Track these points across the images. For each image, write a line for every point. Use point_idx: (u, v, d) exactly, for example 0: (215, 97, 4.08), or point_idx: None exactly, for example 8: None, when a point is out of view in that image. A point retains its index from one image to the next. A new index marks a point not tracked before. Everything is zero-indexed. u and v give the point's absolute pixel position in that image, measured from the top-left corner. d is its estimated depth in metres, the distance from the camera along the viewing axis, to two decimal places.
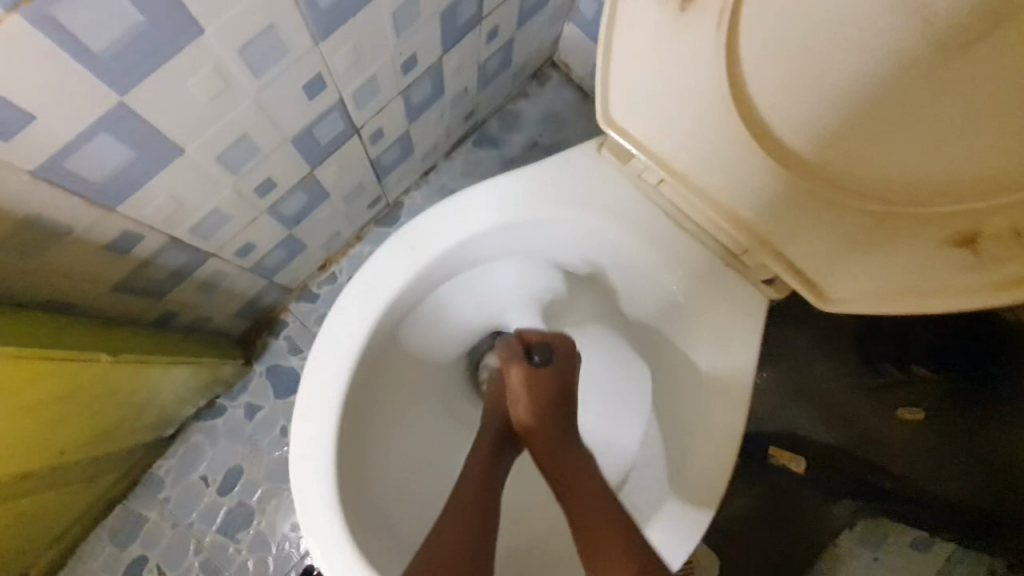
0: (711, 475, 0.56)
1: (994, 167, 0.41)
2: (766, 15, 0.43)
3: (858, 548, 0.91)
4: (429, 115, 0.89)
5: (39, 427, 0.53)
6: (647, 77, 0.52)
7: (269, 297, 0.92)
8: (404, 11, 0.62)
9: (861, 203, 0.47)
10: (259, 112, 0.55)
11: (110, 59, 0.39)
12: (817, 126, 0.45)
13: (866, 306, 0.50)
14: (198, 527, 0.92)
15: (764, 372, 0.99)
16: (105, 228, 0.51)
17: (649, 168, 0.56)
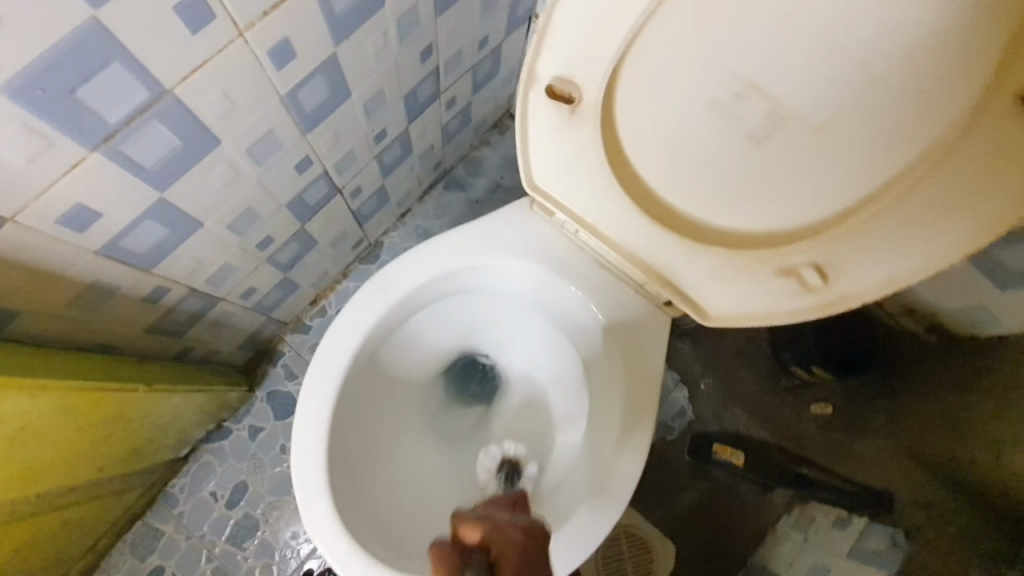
0: (628, 461, 0.71)
1: (796, 219, 0.56)
2: (633, 114, 0.58)
3: (793, 530, 1.05)
4: (400, 171, 1.05)
5: (90, 444, 0.67)
6: (555, 157, 0.65)
7: (267, 330, 1.06)
8: (372, 102, 0.78)
9: (715, 246, 0.62)
10: (260, 190, 0.70)
11: (155, 169, 0.54)
12: (678, 190, 0.61)
13: (733, 320, 0.66)
14: (210, 537, 1.04)
15: (705, 381, 1.14)
16: (143, 286, 0.66)
17: (567, 222, 0.71)
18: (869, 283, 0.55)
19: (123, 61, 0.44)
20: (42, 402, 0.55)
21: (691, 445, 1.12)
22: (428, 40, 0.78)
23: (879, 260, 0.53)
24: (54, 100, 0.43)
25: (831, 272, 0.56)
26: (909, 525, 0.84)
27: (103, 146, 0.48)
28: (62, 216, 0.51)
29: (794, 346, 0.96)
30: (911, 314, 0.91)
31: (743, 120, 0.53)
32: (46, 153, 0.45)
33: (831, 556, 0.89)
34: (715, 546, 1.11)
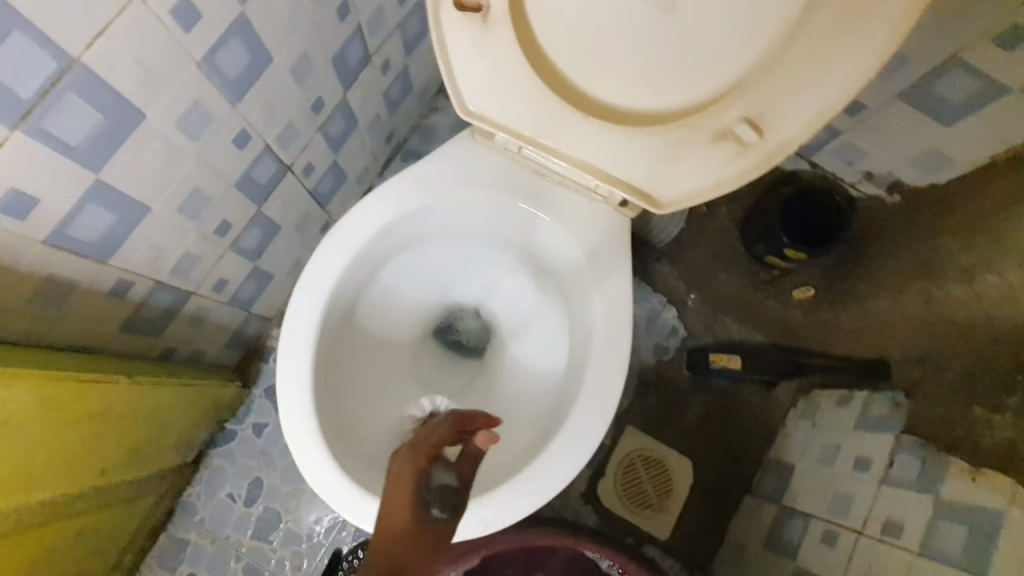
0: (609, 362, 0.72)
1: (717, 80, 0.57)
2: (542, 8, 0.59)
3: (800, 421, 1.07)
4: (350, 144, 1.05)
5: (85, 441, 0.69)
6: (479, 72, 0.65)
7: (252, 327, 1.07)
8: (300, 67, 0.78)
9: (648, 128, 0.63)
10: (203, 168, 0.71)
11: (83, 147, 0.55)
12: (601, 79, 0.62)
13: (684, 202, 0.66)
14: (234, 537, 1.05)
15: (693, 296, 1.16)
16: (104, 277, 0.67)
17: (509, 142, 0.71)
18: (803, 124, 0.55)
19: (20, 29, 0.45)
20: (20, 391, 0.56)
21: (689, 360, 1.14)
22: None
23: (804, 97, 0.53)
24: None
25: (762, 124, 0.56)
26: (908, 384, 0.87)
27: (23, 124, 0.49)
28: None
29: (764, 238, 0.97)
30: (870, 178, 0.90)
31: None
32: None
33: (841, 432, 0.95)
34: (728, 453, 1.13)
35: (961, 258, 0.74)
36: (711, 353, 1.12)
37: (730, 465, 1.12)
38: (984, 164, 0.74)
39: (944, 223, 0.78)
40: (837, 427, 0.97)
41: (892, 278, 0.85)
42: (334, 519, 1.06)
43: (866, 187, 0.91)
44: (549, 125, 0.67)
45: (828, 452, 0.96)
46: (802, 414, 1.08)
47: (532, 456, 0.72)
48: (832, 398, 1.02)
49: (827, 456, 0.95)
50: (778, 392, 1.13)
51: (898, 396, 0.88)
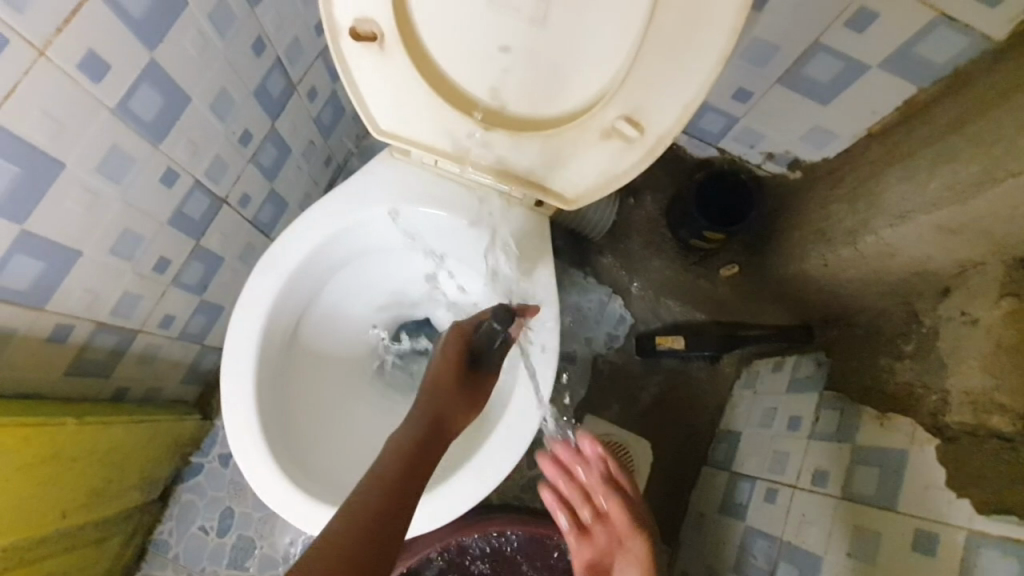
0: (541, 349, 0.77)
1: (594, 83, 0.63)
2: (431, 33, 0.64)
3: (744, 390, 1.12)
4: (286, 172, 1.08)
5: (37, 484, 0.70)
6: (385, 95, 0.69)
7: (208, 359, 1.09)
8: (219, 103, 0.81)
9: (543, 132, 0.68)
10: (132, 209, 0.74)
11: (4, 201, 0.58)
12: (494, 92, 0.67)
13: (589, 197, 0.72)
14: (211, 568, 1.06)
15: (635, 283, 1.21)
16: (42, 325, 0.69)
17: (424, 156, 0.76)
18: (673, 116, 0.61)
19: None
20: None
21: (638, 345, 1.19)
22: (254, 32, 0.82)
23: (669, 93, 0.59)
24: None
25: (640, 119, 0.62)
26: (827, 344, 0.95)
27: None
28: None
29: (685, 223, 1.03)
30: (772, 158, 0.96)
31: (519, 10, 0.59)
32: None
33: (777, 396, 1.01)
34: (682, 429, 1.18)
35: (846, 222, 0.82)
36: (658, 335, 1.17)
37: (685, 440, 1.18)
38: (866, 134, 0.83)
39: (836, 192, 0.86)
40: (773, 390, 1.03)
41: (797, 247, 0.92)
42: (308, 538, 1.08)
43: (770, 166, 0.97)
44: (456, 137, 0.72)
45: (768, 415, 1.01)
46: (745, 383, 1.14)
47: (477, 449, 0.76)
48: (769, 365, 1.08)
49: (767, 419, 1.01)
50: (723, 366, 1.19)
51: (820, 357, 0.95)
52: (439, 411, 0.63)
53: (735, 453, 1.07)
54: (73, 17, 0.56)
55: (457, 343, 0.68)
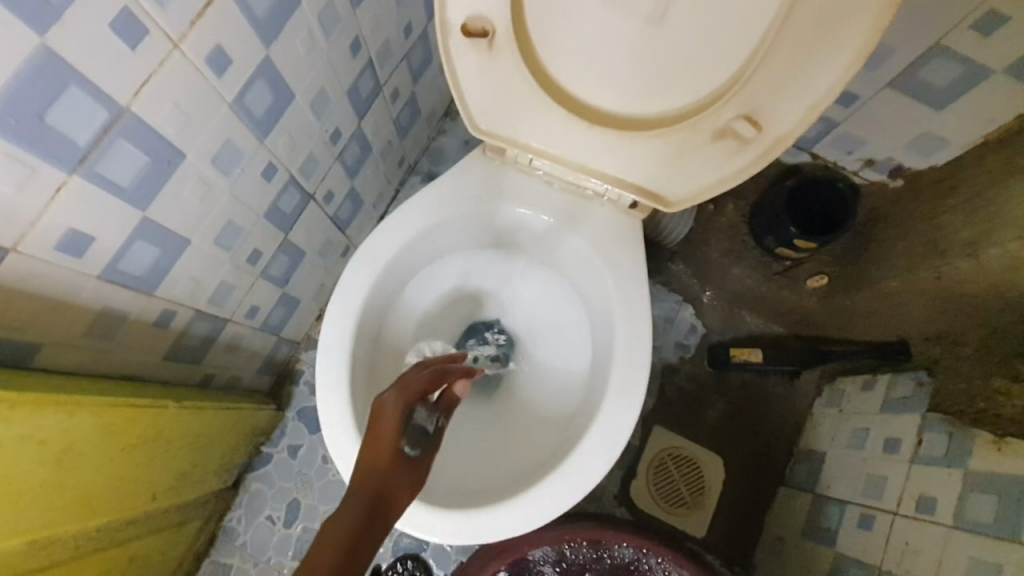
0: (632, 353, 0.75)
1: (711, 82, 0.61)
2: (543, 32, 0.63)
3: (828, 408, 1.07)
4: (365, 171, 1.10)
5: (142, 465, 0.72)
6: (489, 93, 0.69)
7: (282, 352, 1.11)
8: (318, 101, 0.83)
9: (649, 133, 0.66)
10: (235, 201, 0.76)
11: (132, 186, 0.58)
12: (602, 90, 0.66)
13: (692, 201, 0.71)
14: (277, 559, 1.08)
15: (708, 293, 1.18)
16: (151, 310, 0.70)
17: (519, 155, 0.76)
18: (796, 117, 0.58)
19: (76, 82, 0.48)
20: (84, 419, 0.59)
21: (710, 355, 1.16)
22: (353, 32, 0.83)
23: (794, 93, 0.57)
24: (27, 125, 0.46)
25: (760, 120, 0.60)
26: (930, 361, 0.88)
27: (79, 168, 0.52)
28: (60, 242, 0.54)
29: (771, 230, 0.99)
30: (871, 165, 0.92)
31: (638, 6, 0.57)
32: (32, 179, 0.49)
33: (869, 417, 0.95)
34: (756, 445, 1.13)
35: (964, 233, 0.77)
36: (732, 348, 1.14)
37: (760, 456, 1.13)
38: (981, 141, 0.77)
39: (948, 201, 0.81)
40: (864, 411, 0.97)
41: (903, 259, 0.88)
42: None
43: (868, 174, 0.93)
44: (556, 136, 0.71)
45: (858, 436, 0.96)
46: (828, 400, 1.09)
47: (563, 456, 0.75)
48: (858, 382, 1.03)
49: (857, 440, 0.96)
50: (803, 382, 1.14)
51: (921, 376, 0.89)
52: (381, 483, 0.48)
53: (818, 475, 1.02)
54: (206, 10, 0.57)
55: (403, 394, 0.56)
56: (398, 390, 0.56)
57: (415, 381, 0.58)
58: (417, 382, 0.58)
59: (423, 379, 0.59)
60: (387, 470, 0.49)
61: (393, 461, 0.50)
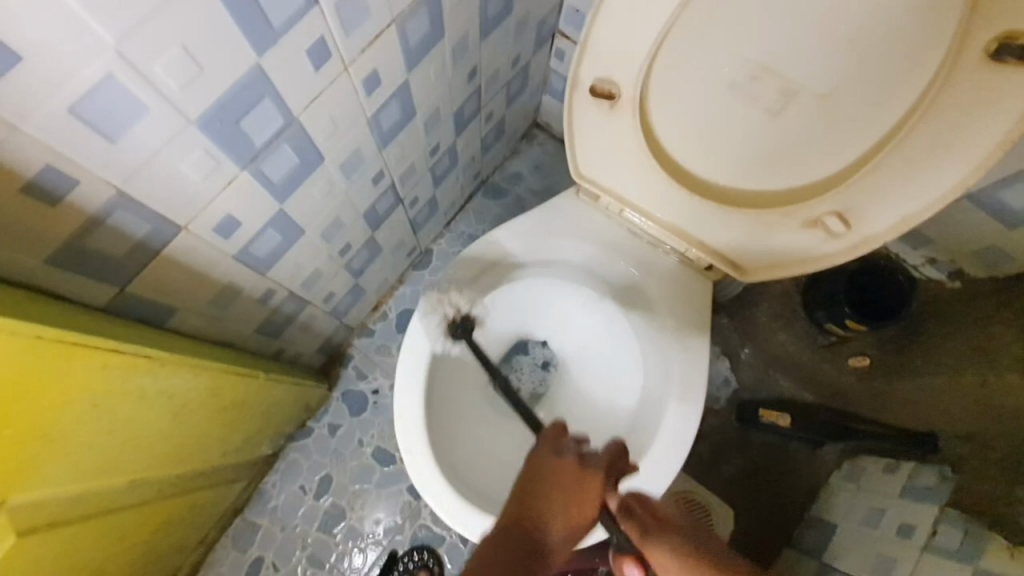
0: (685, 403, 0.81)
1: (811, 177, 0.67)
2: (664, 104, 0.69)
3: (845, 482, 1.11)
4: (448, 182, 1.15)
5: (225, 424, 0.78)
6: (601, 145, 0.76)
7: (338, 335, 1.18)
8: (430, 119, 0.89)
9: (742, 208, 0.73)
10: (346, 201, 0.82)
11: (280, 182, 0.64)
12: (707, 162, 0.72)
13: (768, 275, 0.77)
14: (303, 527, 1.14)
15: (746, 350, 1.27)
16: (259, 288, 0.77)
17: (612, 203, 0.83)
18: (888, 224, 0.64)
19: (270, 95, 0.54)
20: (202, 380, 0.65)
21: (738, 412, 1.23)
22: (475, 62, 0.88)
23: (889, 205, 0.62)
24: (225, 127, 0.52)
25: (851, 219, 0.66)
26: (955, 458, 0.90)
27: (249, 165, 0.58)
28: (216, 225, 0.60)
29: (826, 306, 1.06)
30: (933, 263, 1.00)
31: (761, 97, 0.63)
32: (215, 172, 0.55)
33: (886, 498, 0.98)
34: (771, 506, 1.19)
35: (1017, 349, 0.82)
36: (762, 408, 1.20)
37: (771, 513, 1.19)
38: None
39: (1004, 313, 0.86)
40: (883, 492, 1.00)
41: (952, 358, 0.93)
42: (392, 521, 1.15)
43: (929, 272, 1.01)
44: (653, 194, 0.78)
45: (872, 516, 0.98)
46: (846, 475, 1.12)
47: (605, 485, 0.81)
48: (884, 464, 1.04)
49: (870, 519, 0.98)
50: (824, 453, 1.19)
51: (945, 471, 0.91)
52: (544, 502, 0.52)
53: (826, 544, 1.04)
54: (375, 41, 0.63)
55: (569, 462, 0.56)
56: (560, 452, 0.58)
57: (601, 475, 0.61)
58: (596, 483, 0.56)
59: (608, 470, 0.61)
60: (560, 494, 0.54)
61: (567, 482, 0.55)
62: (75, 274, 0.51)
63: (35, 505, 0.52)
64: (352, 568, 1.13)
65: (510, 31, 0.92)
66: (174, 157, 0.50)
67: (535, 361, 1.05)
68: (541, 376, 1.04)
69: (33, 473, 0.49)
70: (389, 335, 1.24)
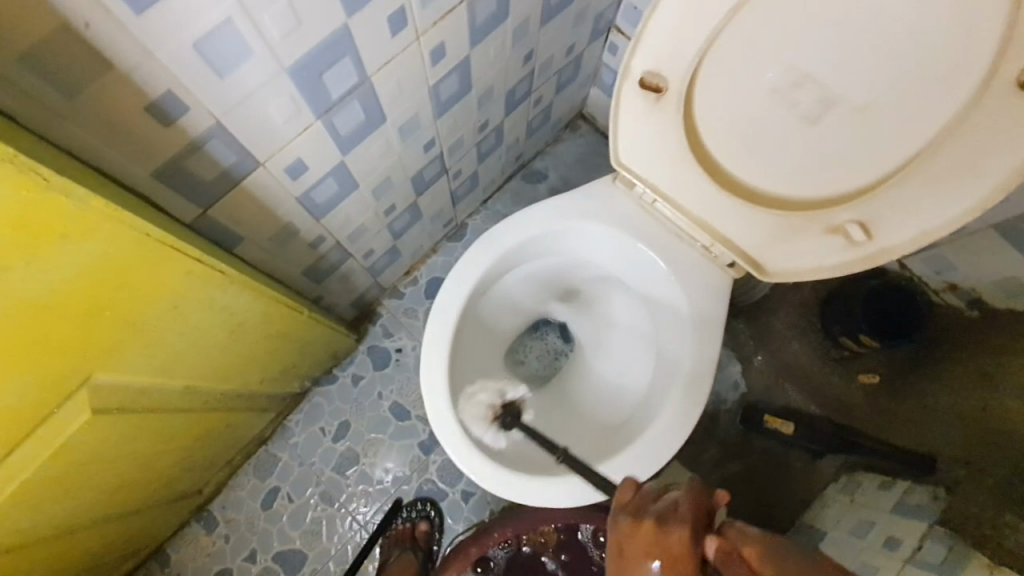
0: (693, 388, 0.85)
1: (838, 187, 0.70)
2: (707, 103, 0.73)
3: (840, 494, 1.12)
4: (491, 160, 1.21)
5: (268, 352, 0.86)
6: (643, 136, 0.80)
7: (371, 293, 1.25)
8: (484, 96, 0.94)
9: (769, 208, 0.77)
10: (398, 162, 0.88)
11: (347, 135, 0.71)
12: (741, 163, 0.76)
13: (787, 276, 0.81)
14: (318, 466, 1.22)
15: (759, 356, 1.28)
16: (312, 233, 0.84)
17: (646, 193, 0.87)
18: (908, 236, 0.67)
19: (351, 55, 0.60)
20: (258, 304, 0.72)
21: (743, 415, 1.25)
22: (533, 46, 0.93)
23: (909, 218, 0.66)
24: (309, 78, 0.58)
25: (872, 229, 0.69)
26: (950, 482, 0.91)
27: (324, 115, 0.64)
28: (287, 166, 0.67)
29: (843, 320, 1.09)
30: (953, 290, 1.01)
31: (800, 104, 0.67)
32: (296, 117, 0.61)
33: (879, 512, 0.99)
34: (759, 510, 1.22)
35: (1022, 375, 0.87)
36: (767, 413, 1.21)
37: (764, 514, 1.22)
38: None
39: (1011, 342, 0.91)
40: (875, 506, 1.01)
41: (955, 381, 0.98)
42: (400, 471, 1.22)
43: (949, 299, 1.02)
44: (685, 188, 0.82)
45: (861, 527, 0.99)
46: (841, 488, 1.14)
47: (608, 454, 0.86)
48: (880, 480, 1.06)
49: (857, 530, 0.99)
50: (823, 463, 1.22)
51: (938, 491, 0.91)
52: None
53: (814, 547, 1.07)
54: (447, 14, 0.68)
55: (643, 533, 0.45)
56: (640, 514, 0.47)
57: (687, 565, 0.41)
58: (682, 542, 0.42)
59: (683, 511, 0.44)
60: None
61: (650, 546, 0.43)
62: (171, 192, 0.58)
63: (111, 387, 0.60)
64: (359, 509, 1.20)
65: (568, 20, 0.96)
66: (265, 100, 0.56)
67: (549, 346, 1.10)
68: (551, 361, 1.09)
69: (117, 356, 0.57)
70: (418, 300, 1.31)
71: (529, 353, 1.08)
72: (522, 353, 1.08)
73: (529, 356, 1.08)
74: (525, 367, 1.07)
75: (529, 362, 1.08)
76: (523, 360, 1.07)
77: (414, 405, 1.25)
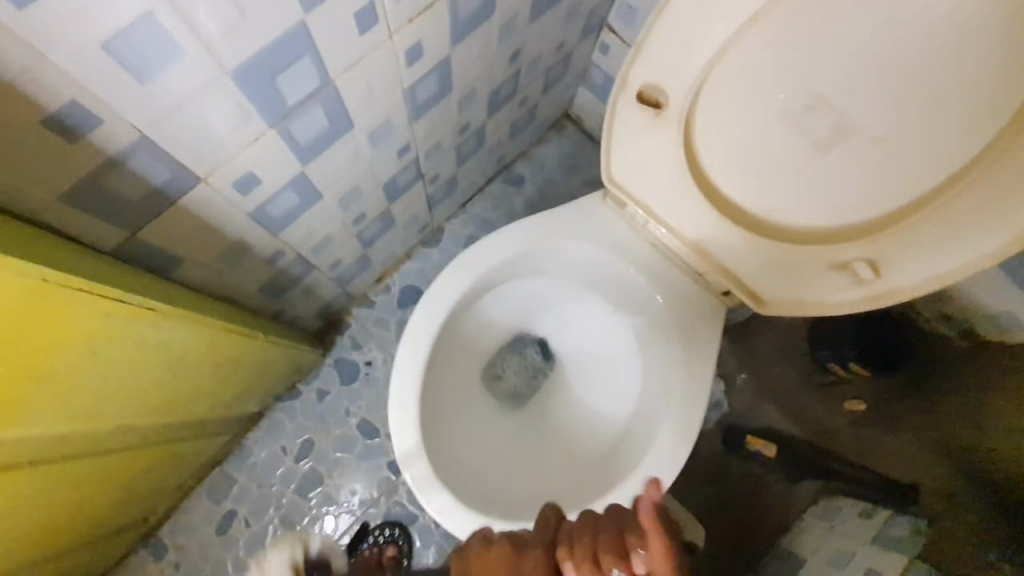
0: (682, 423, 0.79)
1: (849, 220, 0.65)
2: (708, 124, 0.67)
3: (817, 520, 1.04)
4: (470, 163, 1.12)
5: (220, 380, 0.77)
6: (638, 154, 0.74)
7: (339, 303, 1.16)
8: (465, 97, 0.86)
9: (775, 239, 0.71)
10: (368, 169, 0.80)
11: (306, 145, 0.62)
12: (740, 187, 0.70)
13: (784, 309, 0.76)
14: (279, 487, 1.14)
15: (743, 374, 1.25)
16: (269, 248, 0.75)
17: (638, 213, 0.81)
18: (919, 278, 0.63)
19: (310, 55, 0.51)
20: (200, 337, 0.64)
21: (725, 436, 1.20)
22: (519, 44, 0.85)
23: (919, 261, 0.62)
24: (259, 81, 0.49)
25: (882, 268, 0.64)
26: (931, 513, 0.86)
27: (278, 124, 0.56)
28: (235, 180, 0.58)
29: (832, 345, 1.06)
30: (946, 319, 0.98)
31: (811, 130, 0.61)
32: (242, 127, 0.52)
33: (857, 542, 0.88)
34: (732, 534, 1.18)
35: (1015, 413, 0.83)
36: (749, 434, 1.16)
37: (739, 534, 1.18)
38: None
39: (1004, 380, 0.88)
40: (854, 536, 0.90)
41: (947, 413, 0.94)
42: (367, 495, 1.14)
43: (942, 328, 1.00)
44: (681, 210, 0.76)
45: (840, 558, 0.87)
46: (820, 515, 1.05)
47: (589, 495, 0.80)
48: (858, 509, 0.96)
49: (837, 559, 0.87)
50: (801, 488, 1.15)
51: (918, 522, 0.85)
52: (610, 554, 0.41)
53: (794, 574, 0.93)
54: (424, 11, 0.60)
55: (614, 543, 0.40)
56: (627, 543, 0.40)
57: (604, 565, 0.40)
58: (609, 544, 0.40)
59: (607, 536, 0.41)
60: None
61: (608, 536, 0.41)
62: (83, 213, 0.49)
63: (18, 443, 0.50)
64: (322, 533, 1.13)
65: (558, 17, 0.88)
66: (202, 107, 0.47)
67: (527, 362, 1.01)
68: (529, 379, 1.00)
69: (19, 410, 0.47)
70: (389, 309, 1.22)
71: (506, 366, 0.99)
72: (498, 367, 0.99)
73: (506, 373, 0.99)
74: (501, 383, 0.99)
75: (505, 378, 0.99)
76: (499, 373, 0.99)
77: (383, 421, 1.17)
